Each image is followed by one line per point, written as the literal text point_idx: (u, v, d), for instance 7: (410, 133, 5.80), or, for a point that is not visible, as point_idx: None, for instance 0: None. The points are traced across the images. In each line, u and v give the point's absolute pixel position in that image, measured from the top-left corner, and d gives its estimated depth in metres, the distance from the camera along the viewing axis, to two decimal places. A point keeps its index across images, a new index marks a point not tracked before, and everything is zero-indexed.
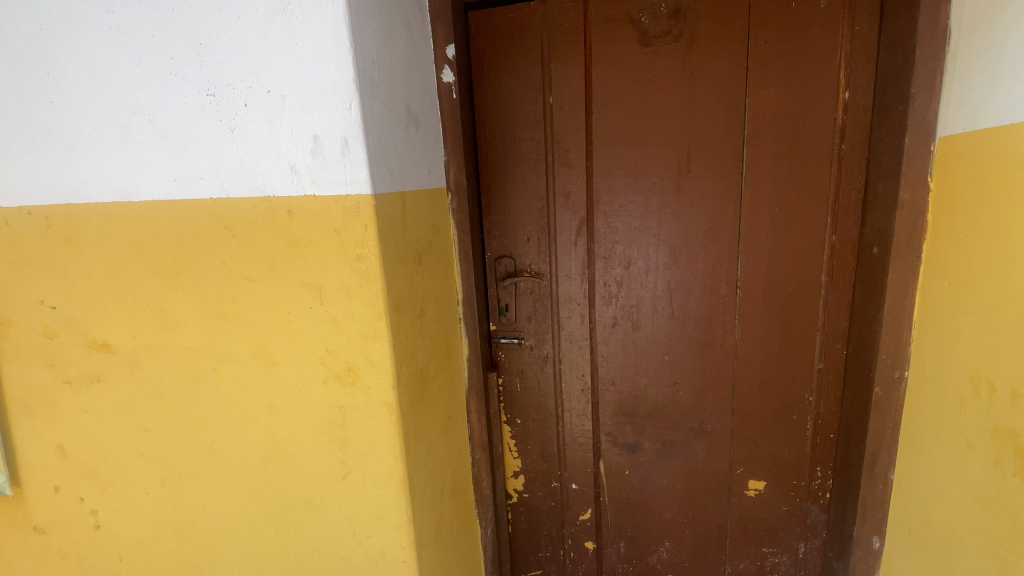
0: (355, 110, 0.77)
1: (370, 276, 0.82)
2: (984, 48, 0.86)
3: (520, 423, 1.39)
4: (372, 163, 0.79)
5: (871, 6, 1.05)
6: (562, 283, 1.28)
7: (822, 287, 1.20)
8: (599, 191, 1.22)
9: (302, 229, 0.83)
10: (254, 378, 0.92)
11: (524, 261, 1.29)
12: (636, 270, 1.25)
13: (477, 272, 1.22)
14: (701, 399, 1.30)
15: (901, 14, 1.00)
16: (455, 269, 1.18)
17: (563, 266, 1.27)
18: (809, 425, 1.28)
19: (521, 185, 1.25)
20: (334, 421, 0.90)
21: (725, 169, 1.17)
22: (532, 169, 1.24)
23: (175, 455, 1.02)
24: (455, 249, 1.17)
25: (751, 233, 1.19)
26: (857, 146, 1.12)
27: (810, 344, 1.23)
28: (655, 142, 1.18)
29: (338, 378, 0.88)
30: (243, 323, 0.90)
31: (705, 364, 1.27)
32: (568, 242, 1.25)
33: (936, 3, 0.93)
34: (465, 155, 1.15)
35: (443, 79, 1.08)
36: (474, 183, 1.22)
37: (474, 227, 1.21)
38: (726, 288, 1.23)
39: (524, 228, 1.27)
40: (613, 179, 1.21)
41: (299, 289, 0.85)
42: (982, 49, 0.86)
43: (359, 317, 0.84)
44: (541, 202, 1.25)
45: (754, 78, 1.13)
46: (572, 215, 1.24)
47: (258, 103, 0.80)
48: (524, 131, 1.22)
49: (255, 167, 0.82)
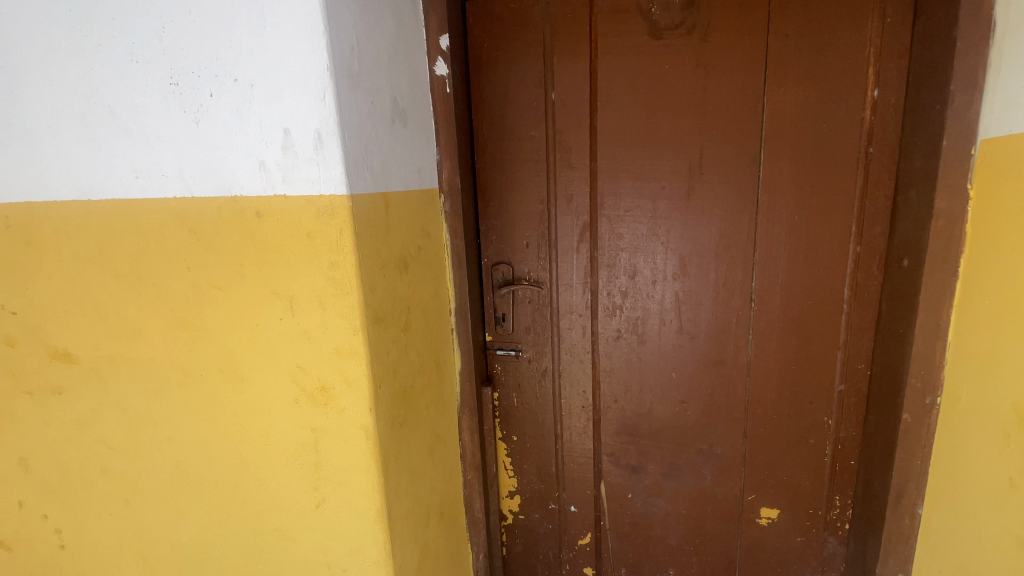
0: (330, 101, 0.68)
1: (345, 286, 0.74)
2: None
3: (517, 440, 1.31)
4: (349, 160, 0.71)
5: None
6: (563, 293, 1.19)
7: (844, 302, 1.11)
8: (603, 194, 1.14)
9: (271, 233, 0.75)
10: (222, 395, 0.84)
11: (523, 269, 1.20)
12: (642, 280, 1.16)
13: (471, 280, 1.14)
14: (711, 420, 1.20)
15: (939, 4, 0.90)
16: (446, 276, 1.09)
17: (564, 274, 1.18)
18: (827, 450, 1.19)
19: (520, 187, 1.16)
20: (307, 444, 0.82)
21: (741, 173, 1.08)
22: (531, 170, 1.15)
23: (140, 475, 0.94)
24: (447, 255, 1.09)
25: (769, 243, 1.10)
26: (886, 149, 1.03)
27: (830, 363, 1.14)
28: (665, 143, 1.10)
29: (310, 398, 0.80)
30: (210, 335, 0.82)
31: (715, 383, 1.18)
32: (569, 249, 1.17)
33: None
34: (460, 155, 1.07)
35: (436, 72, 1.00)
36: (470, 184, 1.14)
37: (469, 232, 1.13)
38: (739, 301, 1.13)
39: (523, 234, 1.19)
40: (619, 181, 1.13)
41: (269, 300, 0.78)
42: None
43: (334, 331, 0.76)
44: (541, 206, 1.16)
45: (774, 74, 1.04)
46: (574, 220, 1.15)
47: (225, 93, 0.72)
48: (523, 130, 1.14)
49: (221, 164, 0.74)
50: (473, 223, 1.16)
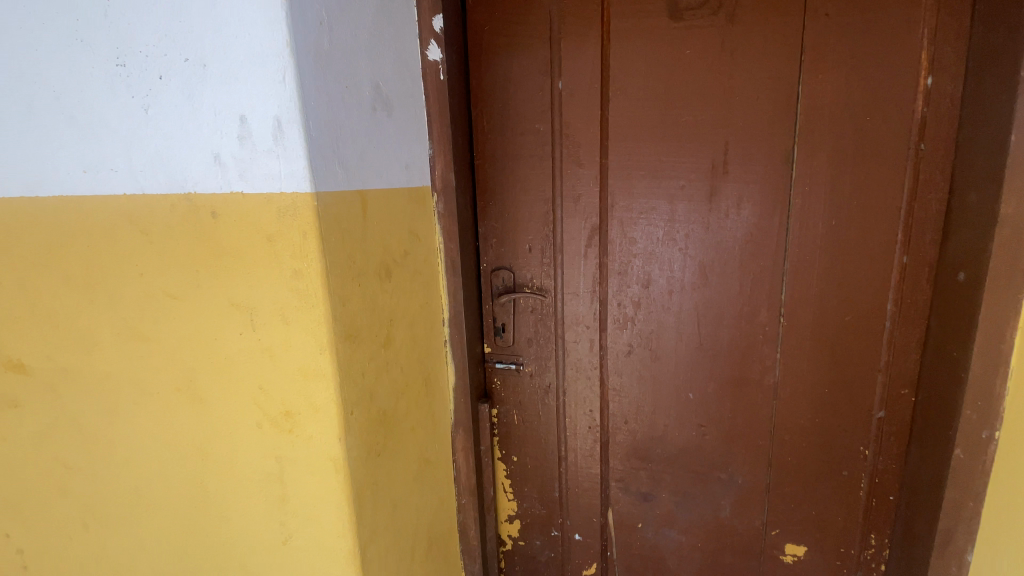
0: (290, 83, 0.59)
1: (309, 298, 0.64)
2: None
3: (517, 461, 1.20)
4: (314, 152, 0.61)
5: None
6: (569, 303, 1.08)
7: (887, 318, 0.98)
8: (614, 194, 1.02)
9: (229, 236, 0.65)
10: (181, 415, 0.76)
11: (525, 275, 1.09)
12: (656, 290, 1.04)
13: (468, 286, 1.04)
14: (731, 446, 1.08)
15: None
16: (439, 283, 0.99)
17: (570, 282, 1.07)
18: (863, 483, 1.06)
19: (523, 186, 1.06)
20: (272, 474, 0.73)
21: (771, 172, 0.96)
22: (535, 167, 1.04)
23: (98, 498, 0.86)
24: (440, 259, 0.98)
25: (801, 250, 0.97)
26: (940, 146, 0.90)
27: (868, 386, 1.01)
28: (685, 136, 0.98)
29: (274, 423, 0.71)
30: (166, 349, 0.73)
31: (737, 405, 1.06)
32: (576, 255, 1.06)
33: None
34: (456, 149, 0.96)
35: (428, 57, 0.90)
36: (467, 182, 1.03)
37: (466, 235, 1.02)
38: (766, 315, 1.01)
39: (525, 237, 1.08)
40: (632, 180, 1.01)
41: (228, 311, 0.68)
42: None
43: (298, 349, 0.66)
44: (546, 207, 1.05)
45: (810, 59, 0.92)
46: (582, 223, 1.04)
47: (176, 76, 0.63)
48: (527, 123, 1.03)
49: (173, 157, 0.65)
50: (470, 224, 1.06)
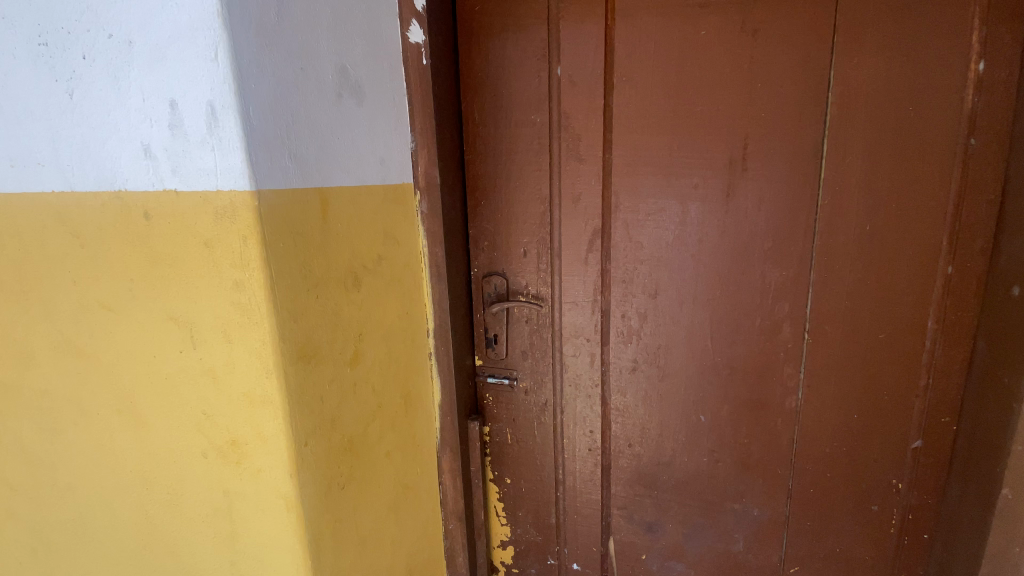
0: (223, 61, 0.50)
1: (253, 314, 0.55)
2: None
3: (511, 483, 1.10)
4: (254, 143, 0.52)
5: None
6: (567, 313, 0.98)
7: (927, 337, 0.86)
8: (618, 194, 0.92)
9: (163, 240, 0.57)
10: (123, 439, 0.67)
11: (519, 281, 1.00)
12: (665, 300, 0.94)
13: (456, 294, 0.94)
14: (746, 474, 0.97)
15: None
16: (423, 290, 0.90)
17: (569, 290, 0.97)
18: (895, 520, 0.94)
19: (517, 184, 0.96)
20: (220, 509, 0.64)
21: (797, 168, 0.84)
22: (531, 162, 0.94)
23: (44, 524, 0.78)
24: (424, 264, 0.89)
25: (830, 258, 0.86)
26: (995, 140, 0.78)
27: (903, 413, 0.90)
28: (699, 127, 0.87)
29: (220, 453, 0.62)
30: (104, 366, 0.65)
31: (754, 430, 0.95)
32: (576, 260, 0.95)
33: None
34: (442, 142, 0.86)
35: (409, 39, 0.81)
36: (456, 179, 0.94)
37: (454, 237, 0.93)
38: (789, 331, 0.90)
39: (520, 239, 0.98)
40: (639, 177, 0.90)
41: (166, 326, 0.60)
42: None
43: (242, 372, 0.57)
44: (542, 207, 0.95)
45: (844, 41, 0.80)
46: (583, 224, 0.94)
47: (101, 55, 0.54)
48: (522, 113, 0.93)
49: (101, 149, 0.57)
50: (460, 225, 0.96)
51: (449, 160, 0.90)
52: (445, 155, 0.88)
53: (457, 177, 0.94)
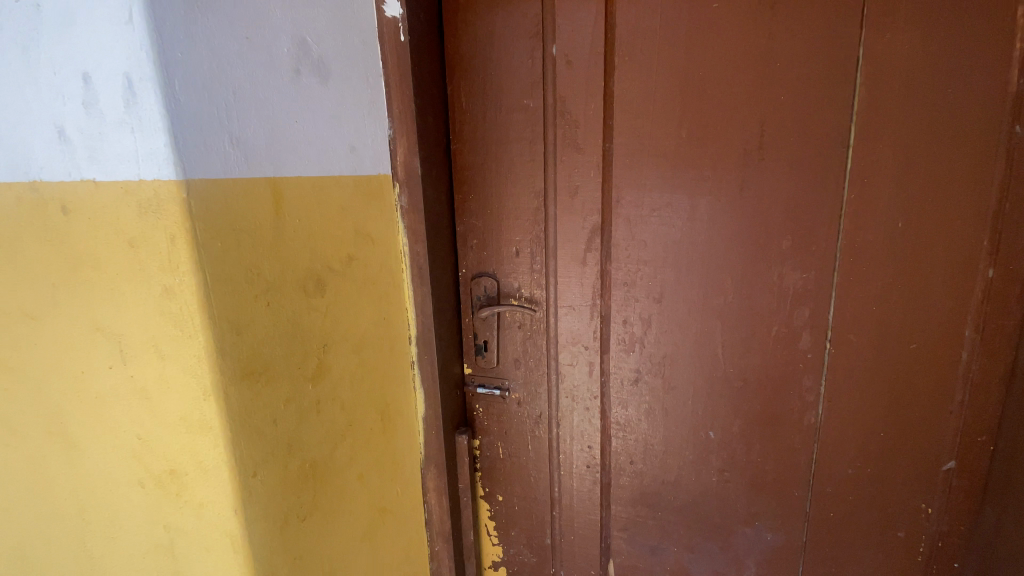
0: (140, 24, 0.41)
1: (186, 326, 0.47)
2: None
3: (503, 501, 1.02)
4: (182, 124, 0.44)
5: None
6: (563, 318, 0.90)
7: (964, 348, 0.76)
8: (619, 188, 0.83)
9: (84, 239, 0.48)
10: (56, 464, 0.60)
11: (511, 283, 0.91)
12: (670, 305, 0.85)
13: (442, 297, 0.85)
14: (759, 496, 0.88)
15: None
16: (403, 293, 0.81)
17: (565, 293, 0.88)
18: (923, 549, 0.85)
19: (509, 176, 0.87)
20: (161, 546, 0.56)
21: (821, 157, 0.75)
22: (524, 152, 0.86)
23: None
24: (405, 265, 0.80)
25: (857, 258, 0.76)
26: None
27: (935, 431, 0.80)
28: (710, 112, 0.77)
29: (158, 483, 0.54)
30: (31, 382, 0.57)
31: (769, 448, 0.86)
32: (573, 260, 0.87)
33: None
34: (424, 128, 0.78)
35: (386, 13, 0.72)
36: (441, 170, 0.85)
37: (439, 234, 0.84)
38: (809, 341, 0.80)
39: (513, 237, 0.89)
40: (643, 168, 0.81)
41: (93, 338, 0.52)
42: None
43: (178, 393, 0.49)
44: (536, 202, 0.87)
45: (875, 13, 0.70)
46: (581, 220, 0.85)
47: (6, 21, 0.46)
48: (514, 98, 0.84)
49: (12, 131, 0.48)
50: (446, 221, 0.88)
51: (433, 149, 0.81)
52: (428, 143, 0.79)
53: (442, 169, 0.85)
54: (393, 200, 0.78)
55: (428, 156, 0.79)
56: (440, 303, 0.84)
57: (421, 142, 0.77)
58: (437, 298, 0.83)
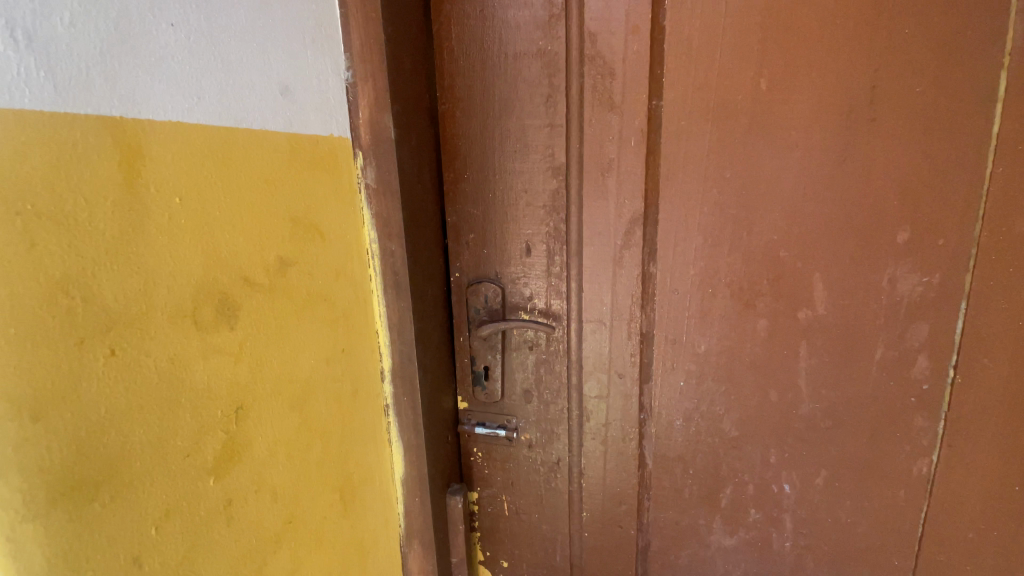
0: None
1: None
2: None
3: (508, 566, 0.79)
4: None
5: None
6: (591, 337, 0.66)
7: None
8: (671, 161, 0.60)
9: None
10: None
11: (520, 291, 0.68)
12: (739, 322, 0.62)
13: (428, 312, 0.62)
14: (847, 566, 0.67)
15: None
16: (373, 310, 0.58)
17: (594, 303, 0.65)
18: None
19: (517, 145, 0.64)
20: None
21: (959, 115, 0.53)
22: (538, 112, 0.62)
23: None
24: (373, 270, 0.57)
25: (1005, 255, 0.55)
26: None
27: None
28: (804, 50, 0.55)
29: None
30: None
31: (864, 506, 0.65)
32: (605, 260, 0.64)
33: None
34: (399, 72, 0.53)
35: None
36: (424, 135, 0.61)
37: (423, 226, 0.60)
38: (925, 368, 0.60)
39: (522, 230, 0.66)
40: (703, 132, 0.58)
41: None
42: None
43: None
44: (555, 180, 0.64)
45: None
46: (616, 206, 0.62)
47: None
48: (524, 35, 0.60)
49: None
50: (431, 208, 0.64)
51: (414, 104, 0.57)
52: (405, 93, 0.54)
53: (426, 134, 0.61)
54: (354, 177, 0.54)
55: (404, 112, 0.54)
56: (425, 322, 0.60)
57: (394, 90, 0.52)
58: (421, 316, 0.59)
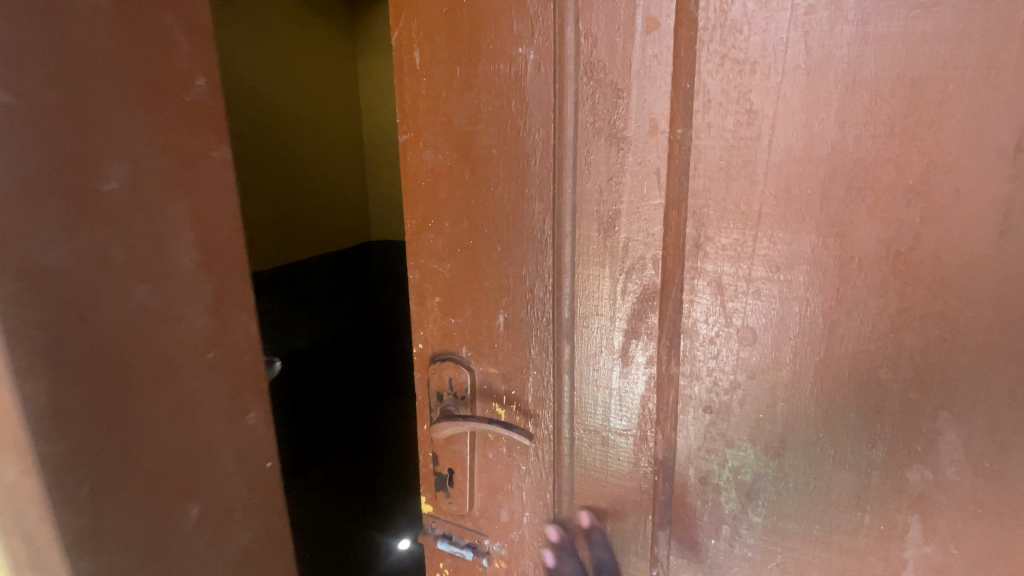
0: None
1: None
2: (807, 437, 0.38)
3: None
4: None
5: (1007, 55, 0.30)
6: (586, 452, 0.48)
7: None
8: (701, 220, 0.40)
9: None
10: None
11: (496, 379, 0.50)
12: (803, 469, 0.40)
13: (144, 433, 0.43)
14: None
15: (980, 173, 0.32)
16: None
17: (590, 407, 0.47)
18: None
19: (493, 189, 0.47)
20: None
21: None
22: (518, 143, 0.45)
23: None
24: None
25: None
26: None
27: None
28: (933, 37, 0.32)
29: None
30: None
31: None
32: (605, 349, 0.46)
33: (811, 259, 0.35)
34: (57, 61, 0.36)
35: None
36: (199, 176, 0.46)
37: (118, 316, 0.41)
38: None
39: (500, 299, 0.49)
40: (753, 177, 0.38)
41: None
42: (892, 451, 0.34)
43: None
44: (540, 236, 0.46)
45: None
46: (621, 278, 0.44)
47: None
48: (501, 37, 0.44)
49: None
50: (224, 286, 0.49)
51: (151, 107, 0.42)
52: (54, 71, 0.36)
53: (201, 173, 0.46)
54: None
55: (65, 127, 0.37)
56: (96, 463, 0.40)
57: None
58: (163, 447, 0.44)
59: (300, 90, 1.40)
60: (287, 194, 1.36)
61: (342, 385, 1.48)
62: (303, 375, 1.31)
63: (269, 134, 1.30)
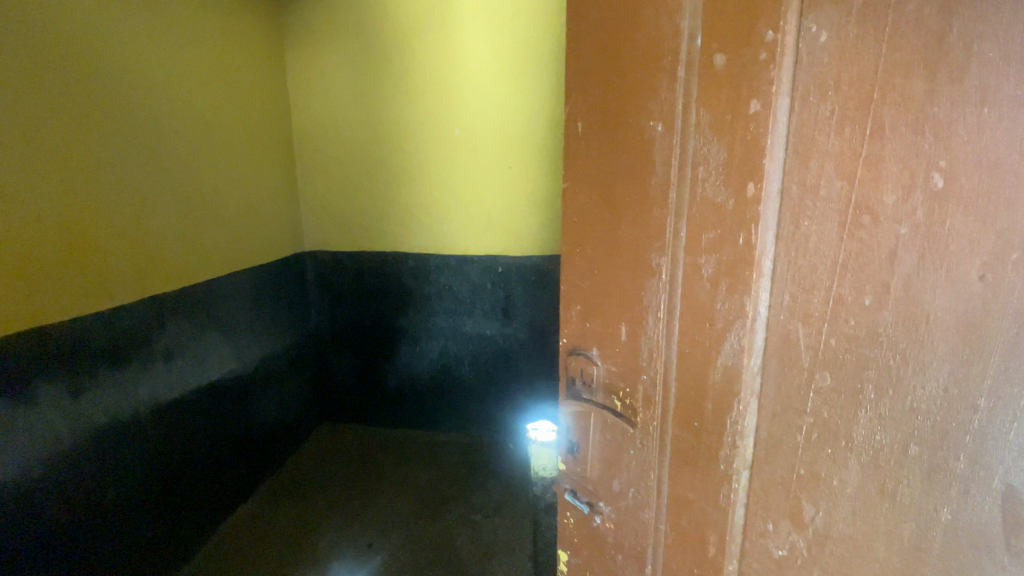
0: None
1: None
2: (656, 452, 0.61)
3: None
4: None
5: (836, 277, 0.43)
6: (679, 447, 0.57)
7: None
8: (788, 267, 0.46)
9: None
10: None
11: (616, 375, 0.64)
12: (860, 494, 0.44)
13: None
14: None
15: (772, 359, 0.48)
16: None
17: (683, 412, 0.56)
18: None
19: (624, 226, 0.60)
20: None
21: None
22: (645, 195, 0.57)
23: None
24: None
25: None
26: None
27: None
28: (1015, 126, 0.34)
29: None
30: None
31: None
32: (698, 368, 0.54)
33: (684, 382, 0.56)
34: None
35: None
36: None
37: None
38: None
39: (623, 314, 0.62)
40: (832, 240, 0.43)
41: None
42: (634, 448, 0.63)
43: None
44: (656, 267, 0.57)
45: None
46: (713, 314, 0.51)
47: None
48: (639, 113, 0.56)
49: None
50: None
51: None
52: None
53: None
54: None
55: None
56: None
57: None
58: None
59: (158, 188, 1.80)
60: (146, 265, 1.76)
61: (214, 409, 2.07)
62: (178, 405, 1.89)
63: (127, 230, 1.69)
